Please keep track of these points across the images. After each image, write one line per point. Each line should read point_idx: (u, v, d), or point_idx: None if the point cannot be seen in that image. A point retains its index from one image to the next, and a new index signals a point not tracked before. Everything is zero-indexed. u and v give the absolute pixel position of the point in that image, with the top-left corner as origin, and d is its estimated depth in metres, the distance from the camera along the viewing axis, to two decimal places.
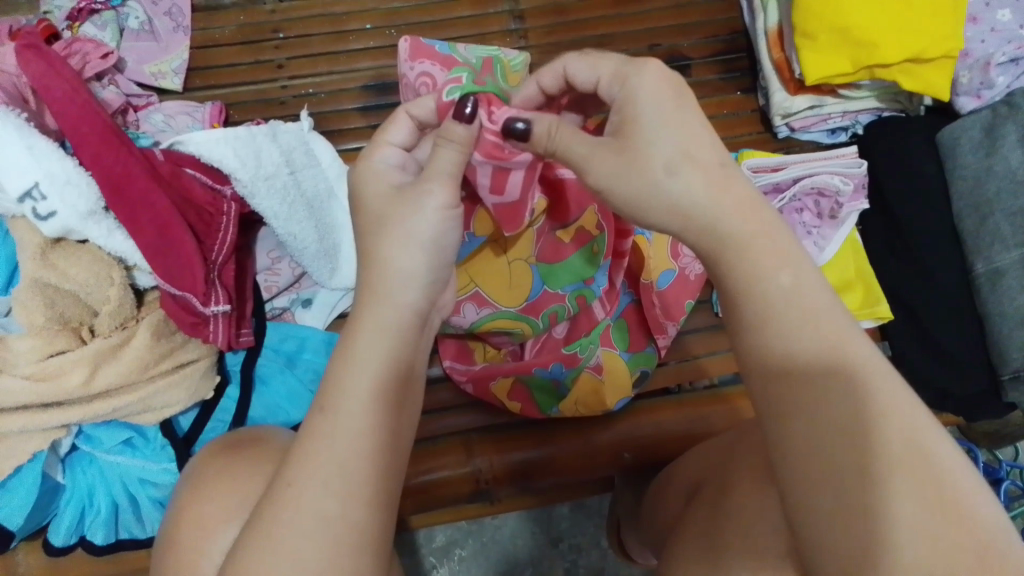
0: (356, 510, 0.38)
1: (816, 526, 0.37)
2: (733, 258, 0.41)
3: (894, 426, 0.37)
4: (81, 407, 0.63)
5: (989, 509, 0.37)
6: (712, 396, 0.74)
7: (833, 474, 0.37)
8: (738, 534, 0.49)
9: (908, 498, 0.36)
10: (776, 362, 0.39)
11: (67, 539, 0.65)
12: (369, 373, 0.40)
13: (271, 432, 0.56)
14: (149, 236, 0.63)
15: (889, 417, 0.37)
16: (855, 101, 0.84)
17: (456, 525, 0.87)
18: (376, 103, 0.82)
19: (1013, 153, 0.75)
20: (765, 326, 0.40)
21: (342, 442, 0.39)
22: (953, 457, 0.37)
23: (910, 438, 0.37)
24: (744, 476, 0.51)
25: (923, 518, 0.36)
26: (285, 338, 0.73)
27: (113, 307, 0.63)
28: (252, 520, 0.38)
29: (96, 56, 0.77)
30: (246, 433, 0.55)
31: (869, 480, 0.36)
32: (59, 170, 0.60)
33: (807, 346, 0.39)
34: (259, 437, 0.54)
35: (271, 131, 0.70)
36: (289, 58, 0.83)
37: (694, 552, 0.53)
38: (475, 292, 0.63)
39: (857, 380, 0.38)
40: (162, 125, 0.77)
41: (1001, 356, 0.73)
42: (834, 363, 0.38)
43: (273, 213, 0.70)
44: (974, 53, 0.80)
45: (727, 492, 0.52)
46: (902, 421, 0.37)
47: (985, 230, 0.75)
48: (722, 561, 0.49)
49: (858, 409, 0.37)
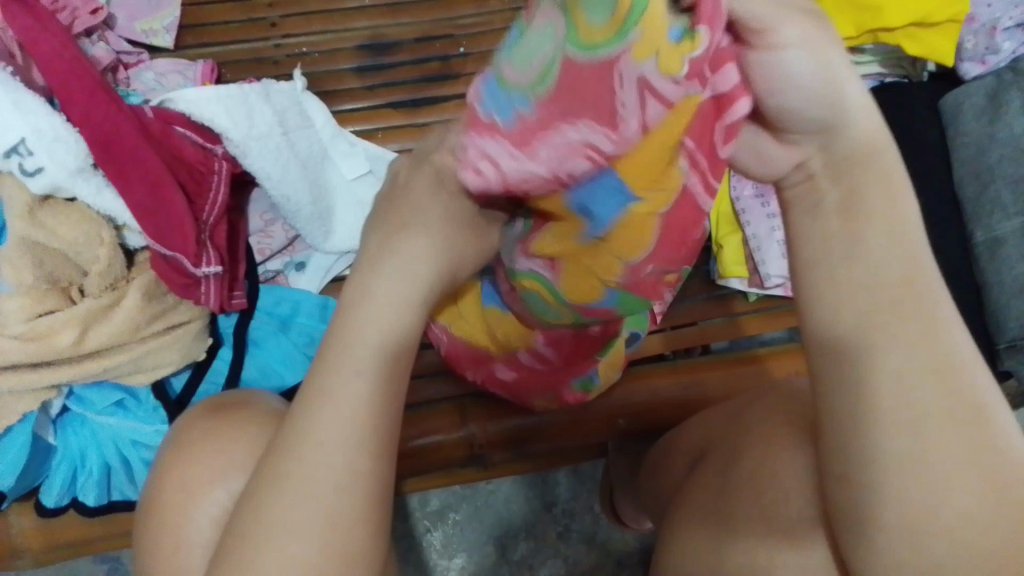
0: (356, 471, 0.38)
1: (864, 478, 0.37)
2: None
3: (930, 377, 0.36)
4: (71, 366, 0.63)
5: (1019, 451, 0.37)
6: (741, 357, 0.73)
7: (857, 449, 0.37)
8: (754, 494, 0.49)
9: (959, 441, 0.36)
10: (839, 323, 0.37)
11: (60, 499, 0.63)
12: (376, 328, 0.40)
13: (258, 394, 0.55)
14: (139, 194, 0.63)
15: (915, 392, 0.36)
16: (857, 67, 0.82)
17: (450, 489, 0.88)
18: (372, 63, 0.80)
19: (1017, 121, 0.75)
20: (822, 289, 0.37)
21: (341, 407, 0.38)
22: (993, 399, 0.37)
23: (957, 379, 0.36)
24: (765, 438, 0.51)
25: (961, 462, 0.36)
26: (279, 301, 0.72)
27: (103, 267, 0.63)
28: (255, 480, 0.39)
29: (86, 12, 0.76)
30: (230, 395, 0.54)
31: (921, 427, 0.36)
32: (47, 126, 0.60)
33: (875, 287, 0.36)
34: (250, 399, 0.53)
35: (264, 90, 0.71)
36: (282, 16, 0.81)
37: (706, 520, 0.53)
38: (541, 274, 0.42)
39: (914, 327, 0.36)
40: (153, 83, 0.77)
41: (997, 326, 0.73)
42: (891, 305, 0.36)
43: (265, 173, 0.70)
44: (979, 18, 0.78)
45: (737, 455, 0.52)
46: (942, 359, 0.36)
47: (986, 199, 0.75)
48: (732, 527, 0.50)
49: (877, 385, 0.36)
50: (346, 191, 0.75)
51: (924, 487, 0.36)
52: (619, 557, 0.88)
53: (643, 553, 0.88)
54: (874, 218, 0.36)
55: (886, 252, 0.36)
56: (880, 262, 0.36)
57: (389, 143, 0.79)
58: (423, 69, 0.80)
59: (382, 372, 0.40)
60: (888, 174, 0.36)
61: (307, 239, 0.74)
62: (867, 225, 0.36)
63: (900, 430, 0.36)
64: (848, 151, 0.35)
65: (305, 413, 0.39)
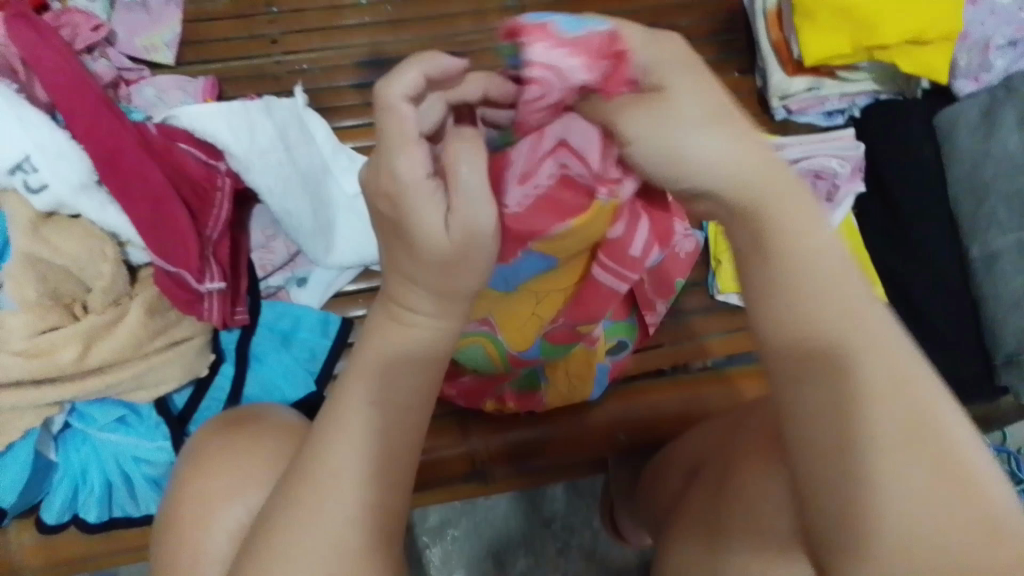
0: (380, 486, 0.39)
1: (826, 484, 0.39)
2: (749, 236, 0.39)
3: (893, 387, 0.38)
4: (74, 382, 0.62)
5: (984, 473, 0.39)
6: (712, 376, 0.74)
7: (826, 450, 0.39)
8: (743, 506, 0.50)
9: (915, 457, 0.38)
10: (790, 328, 0.39)
11: (61, 516, 0.63)
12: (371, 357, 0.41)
13: (269, 410, 0.56)
14: (143, 209, 0.63)
15: (878, 404, 0.38)
16: (851, 83, 0.84)
17: (450, 504, 0.87)
18: (370, 81, 0.81)
19: (1011, 137, 0.76)
20: (779, 297, 0.39)
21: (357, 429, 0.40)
22: (953, 419, 0.39)
23: (910, 389, 0.38)
24: (748, 452, 0.52)
25: (905, 475, 0.38)
26: (280, 316, 0.72)
27: (107, 283, 0.63)
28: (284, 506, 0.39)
29: (87, 28, 0.77)
30: (240, 411, 0.56)
31: (878, 452, 0.38)
32: (51, 142, 0.60)
33: (816, 310, 0.39)
34: (259, 416, 0.55)
35: (266, 105, 0.71)
36: (283, 32, 0.81)
37: (701, 532, 0.53)
38: (488, 320, 0.58)
39: (868, 339, 0.39)
40: (154, 99, 0.77)
41: (995, 341, 0.74)
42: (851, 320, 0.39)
43: (267, 188, 0.70)
44: (972, 35, 0.80)
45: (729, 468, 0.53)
46: (896, 377, 0.39)
47: (981, 214, 0.76)
48: (726, 537, 0.51)
49: (845, 393, 0.38)
50: (347, 205, 0.76)
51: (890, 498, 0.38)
52: (619, 571, 0.88)
53: (643, 568, 0.88)
54: (798, 237, 0.39)
55: (834, 275, 0.39)
56: (817, 292, 0.39)
57: None
58: None
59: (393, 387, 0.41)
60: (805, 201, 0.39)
61: (308, 254, 0.73)
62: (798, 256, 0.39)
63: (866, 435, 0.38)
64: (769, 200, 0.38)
65: (331, 421, 0.41)
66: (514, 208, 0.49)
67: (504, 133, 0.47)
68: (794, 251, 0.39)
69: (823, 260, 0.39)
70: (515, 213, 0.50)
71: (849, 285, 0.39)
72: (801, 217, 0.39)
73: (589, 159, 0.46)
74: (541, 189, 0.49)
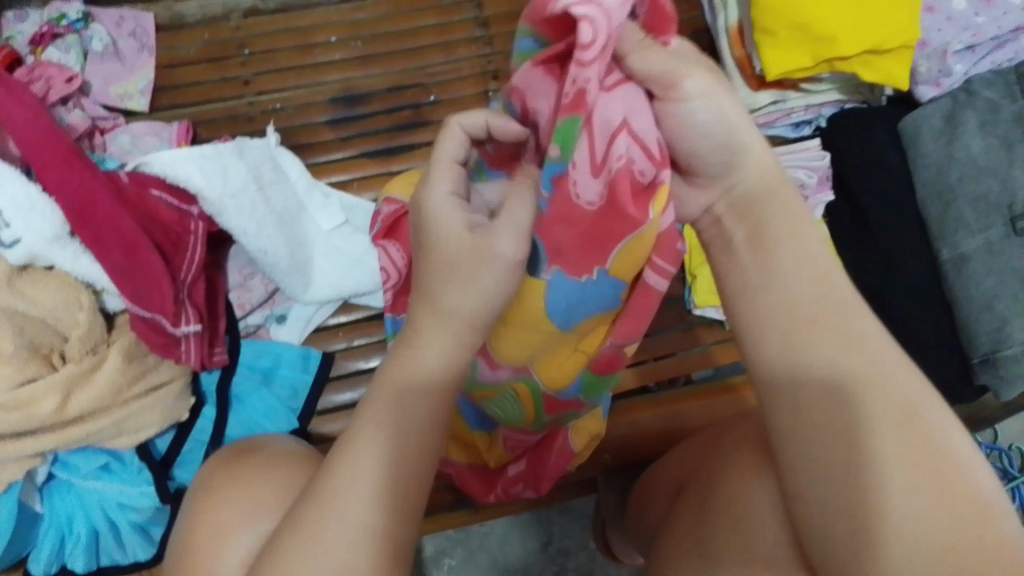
0: None
1: (816, 501, 0.40)
2: (746, 231, 0.42)
3: (856, 399, 0.39)
4: (54, 433, 0.63)
5: (962, 449, 0.39)
6: (717, 388, 0.74)
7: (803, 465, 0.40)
8: (733, 524, 0.50)
9: (897, 442, 0.38)
10: (771, 335, 0.41)
11: (48, 568, 0.64)
12: (399, 381, 0.40)
13: (279, 439, 0.58)
14: (116, 257, 0.64)
15: (838, 418, 0.39)
16: (816, 95, 0.84)
17: (444, 534, 0.87)
18: (343, 116, 0.82)
19: (973, 141, 0.76)
20: (757, 299, 0.41)
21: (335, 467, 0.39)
22: (923, 398, 0.40)
23: (874, 401, 0.39)
24: (737, 469, 0.52)
25: (871, 489, 0.38)
26: (260, 354, 0.73)
27: (83, 331, 0.64)
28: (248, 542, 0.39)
29: (61, 80, 0.77)
30: (239, 444, 0.56)
31: (847, 466, 0.39)
32: (23, 196, 0.61)
33: (785, 309, 0.41)
34: (259, 446, 0.56)
35: (237, 147, 0.73)
36: (255, 73, 0.83)
37: (688, 553, 0.53)
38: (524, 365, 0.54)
39: (832, 346, 0.40)
40: (129, 146, 0.78)
41: (971, 341, 0.74)
42: (808, 331, 0.40)
43: (242, 230, 0.71)
44: (931, 43, 0.81)
45: (714, 484, 0.53)
46: (856, 366, 0.39)
47: (949, 218, 0.76)
48: (712, 554, 0.51)
49: (816, 406, 0.40)
50: (322, 241, 0.78)
51: (859, 512, 0.38)
52: None
53: None
54: (777, 243, 0.41)
55: (793, 282, 0.41)
56: (788, 290, 0.41)
57: (365, 192, 0.80)
58: (394, 118, 0.82)
59: (401, 443, 0.40)
60: (787, 206, 0.42)
61: (285, 291, 0.74)
62: (777, 256, 0.41)
63: (826, 451, 0.39)
64: (747, 193, 0.42)
65: (341, 455, 0.40)
66: (589, 202, 0.44)
67: (567, 132, 0.41)
68: (769, 257, 0.41)
69: (792, 273, 0.41)
70: (592, 209, 0.44)
71: (801, 297, 0.41)
72: (778, 219, 0.42)
73: (650, 146, 0.40)
74: (614, 176, 0.42)
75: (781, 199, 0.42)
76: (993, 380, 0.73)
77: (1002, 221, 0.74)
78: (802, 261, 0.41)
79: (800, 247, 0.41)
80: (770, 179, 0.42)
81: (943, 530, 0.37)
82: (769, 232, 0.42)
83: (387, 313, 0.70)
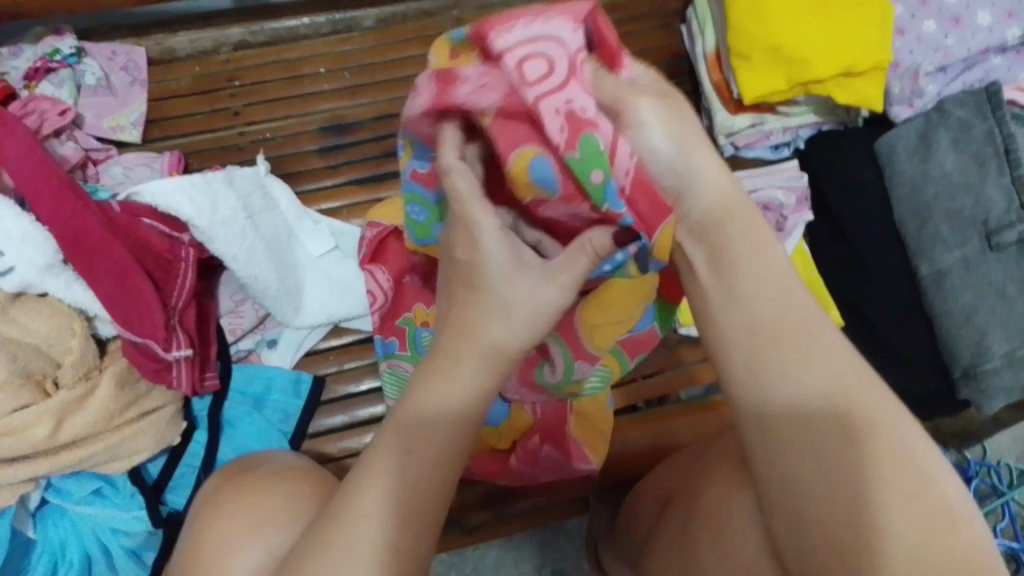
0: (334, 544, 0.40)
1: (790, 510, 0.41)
2: (706, 255, 0.43)
3: (827, 411, 0.40)
4: (47, 458, 0.64)
5: (930, 457, 0.40)
6: (701, 406, 0.75)
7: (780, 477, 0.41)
8: (714, 540, 0.51)
9: (871, 455, 0.39)
10: (744, 349, 0.42)
11: None
12: (421, 405, 0.41)
13: (276, 453, 0.59)
14: (108, 286, 0.65)
15: (808, 431, 0.40)
16: (794, 117, 0.87)
17: (438, 556, 0.88)
18: (333, 145, 0.84)
19: (947, 158, 0.79)
20: (731, 313, 0.42)
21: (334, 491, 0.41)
22: (890, 409, 0.41)
23: (842, 415, 0.40)
24: (718, 484, 0.53)
25: (841, 499, 0.39)
26: (252, 379, 0.75)
27: (76, 358, 0.65)
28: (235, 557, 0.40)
29: (54, 113, 0.78)
30: (242, 462, 0.58)
31: (821, 478, 0.40)
32: (16, 228, 0.62)
33: (750, 327, 0.42)
34: (262, 459, 0.58)
35: (227, 176, 0.74)
36: (245, 105, 0.84)
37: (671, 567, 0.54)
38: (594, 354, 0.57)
39: (796, 360, 0.41)
40: (121, 176, 0.80)
41: (952, 356, 0.75)
42: (777, 344, 0.41)
43: (232, 257, 0.72)
44: (903, 63, 0.84)
45: (696, 499, 0.54)
46: (824, 387, 0.40)
47: (927, 234, 0.78)
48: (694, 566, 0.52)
49: (790, 419, 0.41)
50: (312, 267, 0.79)
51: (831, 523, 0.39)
52: None
53: None
54: (744, 259, 0.43)
55: (760, 302, 0.42)
56: (752, 309, 0.42)
57: (355, 218, 0.82)
58: (382, 146, 0.84)
59: (406, 468, 0.40)
60: (749, 227, 0.43)
61: (277, 316, 0.76)
62: (739, 277, 0.43)
63: (799, 462, 0.40)
64: (705, 216, 0.43)
65: (357, 477, 0.41)
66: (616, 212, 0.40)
67: (589, 153, 0.38)
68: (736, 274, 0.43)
69: (759, 287, 0.42)
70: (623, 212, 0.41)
71: (770, 315, 0.42)
72: (746, 233, 0.43)
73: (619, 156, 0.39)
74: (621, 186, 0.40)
75: (743, 218, 0.43)
76: (976, 395, 0.73)
77: (977, 237, 0.76)
78: (769, 275, 0.43)
79: (763, 261, 0.43)
80: (730, 199, 0.43)
81: (931, 551, 0.38)
82: (728, 256, 0.43)
83: (375, 335, 0.72)
